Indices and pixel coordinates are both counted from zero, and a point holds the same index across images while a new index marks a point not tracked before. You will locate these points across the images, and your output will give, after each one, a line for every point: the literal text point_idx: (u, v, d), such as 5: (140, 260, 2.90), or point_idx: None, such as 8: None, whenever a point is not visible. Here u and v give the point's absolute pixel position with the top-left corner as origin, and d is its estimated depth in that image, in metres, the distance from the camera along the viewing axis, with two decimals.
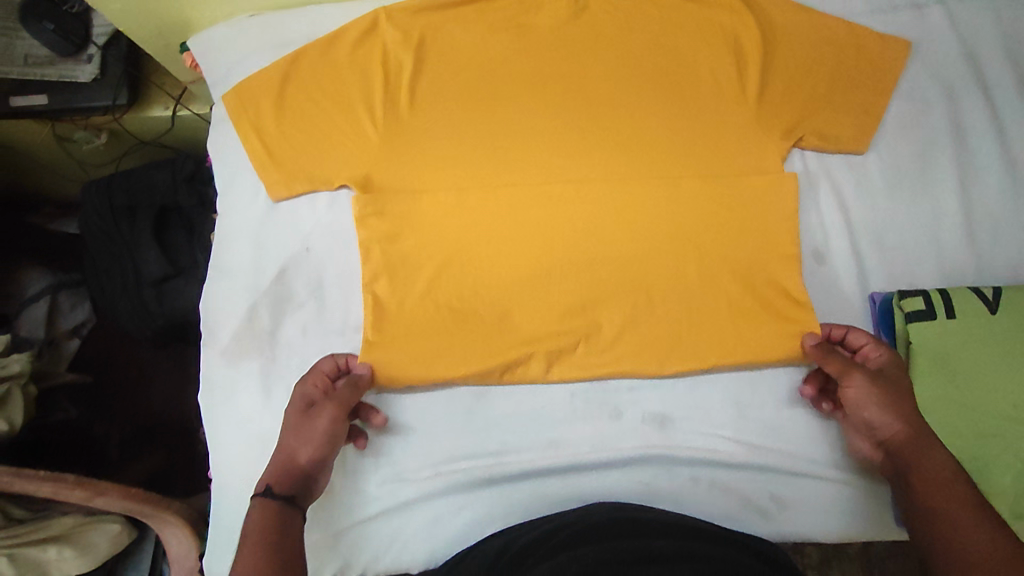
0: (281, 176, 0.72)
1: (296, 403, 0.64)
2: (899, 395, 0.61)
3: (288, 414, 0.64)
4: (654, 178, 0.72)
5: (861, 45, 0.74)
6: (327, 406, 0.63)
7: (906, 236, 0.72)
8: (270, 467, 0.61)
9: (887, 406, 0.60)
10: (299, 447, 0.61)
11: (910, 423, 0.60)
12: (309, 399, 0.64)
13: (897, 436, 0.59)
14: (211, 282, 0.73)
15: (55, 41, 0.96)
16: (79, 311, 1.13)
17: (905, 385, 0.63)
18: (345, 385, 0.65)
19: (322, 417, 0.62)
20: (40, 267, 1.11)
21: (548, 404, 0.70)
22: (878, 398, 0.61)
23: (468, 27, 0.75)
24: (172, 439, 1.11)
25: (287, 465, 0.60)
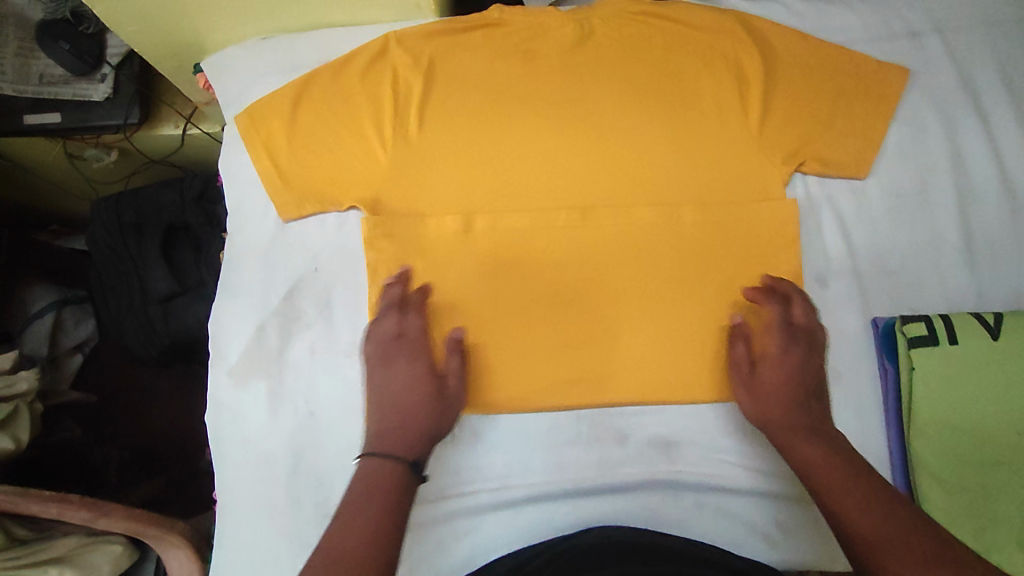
0: (291, 197, 0.73)
1: (415, 373, 0.66)
2: (772, 389, 0.65)
3: (411, 383, 0.65)
4: (658, 203, 0.73)
5: (861, 73, 0.75)
6: (452, 381, 0.66)
7: (906, 261, 0.72)
8: (406, 435, 0.63)
9: (752, 398, 0.66)
10: (438, 421, 0.65)
11: (779, 419, 0.64)
12: (430, 373, 0.66)
13: (770, 429, 0.64)
14: (222, 302, 0.73)
15: (69, 61, 0.98)
16: (83, 328, 1.13)
17: (783, 377, 0.65)
18: (451, 356, 0.67)
19: (451, 398, 0.66)
20: (47, 284, 1.11)
21: (553, 428, 0.69)
22: (749, 397, 0.66)
23: (476, 53, 0.77)
24: (174, 457, 1.13)
25: (426, 439, 0.63)
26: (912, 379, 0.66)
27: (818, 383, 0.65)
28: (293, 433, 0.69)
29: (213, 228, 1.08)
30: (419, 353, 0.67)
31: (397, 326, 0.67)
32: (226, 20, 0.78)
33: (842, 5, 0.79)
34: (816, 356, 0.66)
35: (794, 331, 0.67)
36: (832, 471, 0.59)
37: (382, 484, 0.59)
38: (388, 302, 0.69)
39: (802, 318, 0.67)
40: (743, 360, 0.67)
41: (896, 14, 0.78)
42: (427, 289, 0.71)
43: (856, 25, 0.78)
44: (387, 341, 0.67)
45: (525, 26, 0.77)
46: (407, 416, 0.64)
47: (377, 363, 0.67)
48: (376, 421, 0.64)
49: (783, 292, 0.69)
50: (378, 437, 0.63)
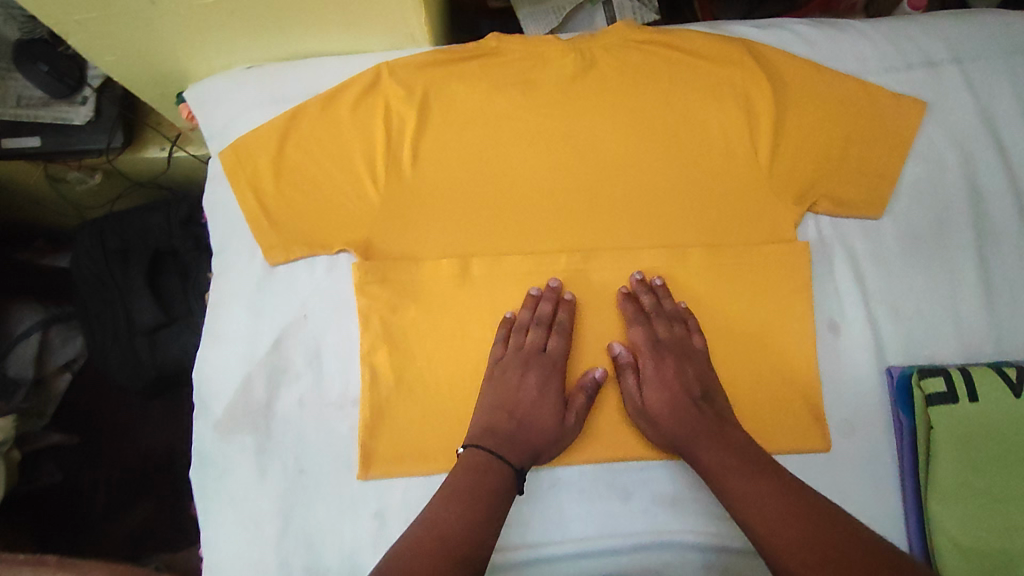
0: (279, 240, 0.70)
1: (547, 398, 0.66)
2: (666, 409, 0.65)
3: (540, 403, 0.66)
4: (663, 246, 0.70)
5: (878, 107, 0.71)
6: (573, 416, 0.66)
7: (921, 306, 0.69)
8: (517, 450, 0.64)
9: (649, 422, 0.66)
10: (546, 447, 0.65)
11: (677, 435, 0.64)
12: (558, 395, 0.67)
13: (674, 445, 0.65)
14: (206, 350, 0.71)
15: (49, 83, 0.93)
16: (70, 346, 1.07)
17: (667, 394, 0.65)
18: (580, 392, 0.67)
19: (566, 429, 0.66)
20: (33, 305, 1.07)
21: (555, 484, 0.67)
22: (647, 421, 0.66)
23: (472, 84, 0.72)
24: (164, 485, 1.06)
25: (530, 455, 0.65)
26: (932, 439, 0.63)
27: (704, 383, 0.66)
28: (282, 490, 0.68)
29: (201, 252, 1.05)
30: (554, 373, 0.67)
31: (542, 343, 0.67)
32: (207, 49, 0.74)
33: (855, 33, 0.75)
34: (691, 362, 0.67)
35: (659, 348, 0.67)
36: (736, 475, 0.60)
37: (489, 476, 0.61)
38: (536, 316, 0.68)
39: (665, 328, 0.68)
40: (632, 389, 0.67)
41: (913, 43, 0.74)
42: (573, 305, 0.69)
43: (871, 54, 0.74)
44: (533, 356, 0.67)
45: (524, 56, 0.73)
46: (522, 429, 0.65)
47: (510, 371, 0.67)
48: (489, 420, 0.65)
49: (642, 309, 0.69)
50: (488, 436, 0.64)
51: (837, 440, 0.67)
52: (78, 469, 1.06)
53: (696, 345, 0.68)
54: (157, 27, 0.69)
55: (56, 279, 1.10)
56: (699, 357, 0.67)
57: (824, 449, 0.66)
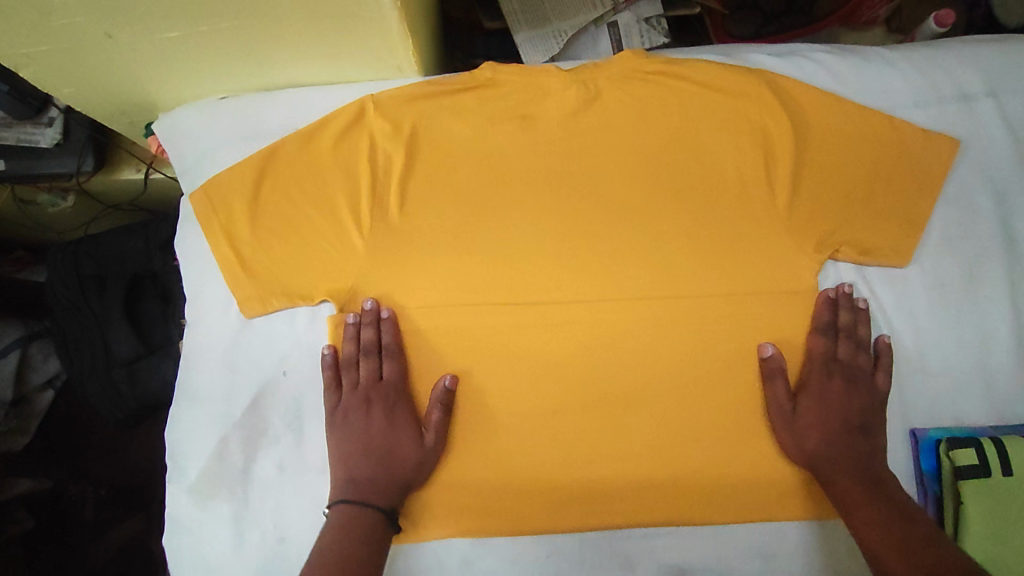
0: (255, 291, 0.64)
1: (394, 423, 0.62)
2: (822, 424, 0.61)
3: (394, 434, 0.62)
4: (671, 295, 0.64)
5: (909, 143, 0.65)
6: (430, 436, 0.62)
7: (951, 362, 0.64)
8: (377, 485, 0.60)
9: (800, 433, 0.61)
10: (411, 474, 0.61)
11: (830, 453, 0.61)
12: (409, 421, 0.62)
13: (815, 461, 0.61)
14: (179, 407, 0.66)
15: (11, 105, 0.84)
16: (52, 364, 1.01)
17: (834, 413, 0.62)
18: (435, 409, 0.62)
19: (427, 453, 0.62)
20: (15, 321, 1.00)
21: (551, 554, 0.63)
22: (789, 433, 0.62)
23: (466, 118, 0.66)
24: (148, 500, 1.06)
25: (399, 488, 0.61)
26: (963, 515, 0.60)
27: (869, 419, 0.62)
28: (260, 561, 0.63)
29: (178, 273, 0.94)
30: (397, 399, 0.63)
31: (375, 371, 0.63)
32: (177, 79, 0.68)
33: (883, 63, 0.70)
34: (862, 392, 0.62)
35: (835, 365, 0.63)
36: (874, 501, 0.57)
37: (359, 528, 0.58)
38: (360, 346, 0.63)
39: (849, 351, 0.63)
40: (785, 395, 0.62)
41: (944, 74, 0.69)
42: (394, 320, 0.63)
43: (898, 86, 0.69)
44: (370, 385, 0.63)
45: (521, 87, 0.67)
46: (386, 468, 0.61)
47: (351, 410, 0.63)
48: (347, 468, 0.61)
49: (835, 322, 0.63)
50: (347, 484, 0.60)
51: None
52: (65, 480, 1.05)
53: (876, 382, 0.63)
54: (122, 58, 0.63)
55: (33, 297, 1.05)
56: (875, 396, 0.63)
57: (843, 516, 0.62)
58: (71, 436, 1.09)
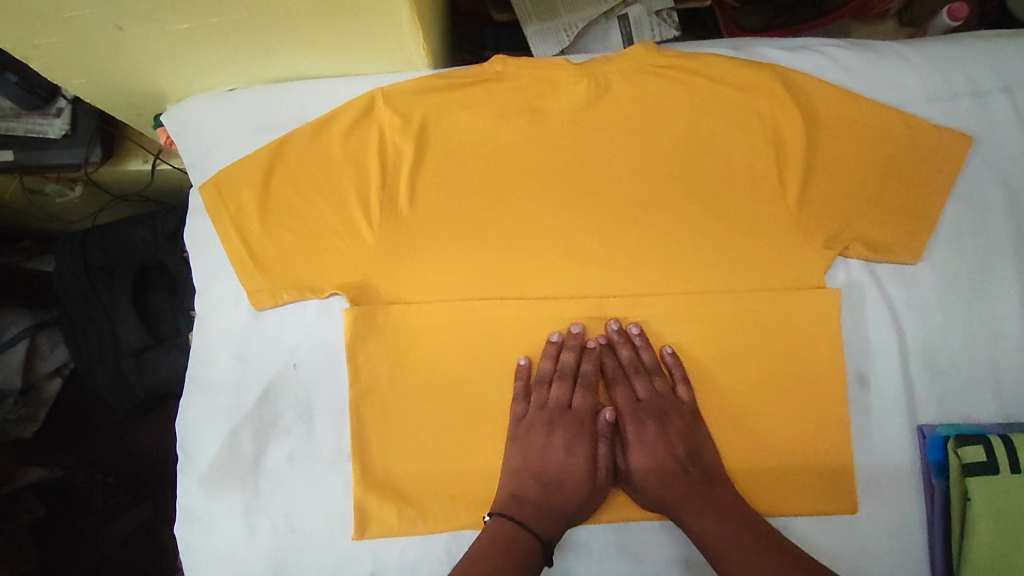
0: (266, 284, 0.64)
1: (575, 454, 0.63)
2: (654, 466, 0.62)
3: (569, 462, 0.63)
4: (681, 291, 0.65)
5: (922, 140, 0.64)
6: (602, 470, 0.63)
7: (960, 360, 0.65)
8: (546, 514, 0.60)
9: (635, 481, 0.62)
10: (575, 512, 0.61)
11: (667, 490, 0.61)
12: (588, 452, 0.63)
13: (657, 501, 0.61)
14: (191, 400, 0.66)
15: (20, 96, 0.85)
16: (60, 352, 1.02)
17: (661, 452, 0.62)
18: (601, 443, 0.64)
19: (598, 487, 0.63)
20: (20, 309, 1.00)
21: (559, 545, 0.64)
22: (631, 485, 0.63)
23: (476, 112, 0.66)
24: (157, 488, 1.07)
25: (561, 520, 0.61)
26: (969, 510, 0.60)
27: (692, 439, 0.62)
28: (272, 552, 0.64)
29: (185, 264, 0.93)
30: (581, 430, 0.64)
31: (565, 398, 0.64)
32: (184, 71, 0.68)
33: (895, 58, 0.69)
34: (674, 419, 0.63)
35: (639, 411, 0.64)
36: (724, 531, 0.57)
37: (517, 547, 0.57)
38: (557, 368, 0.64)
39: (645, 385, 0.64)
40: (615, 456, 0.64)
41: (958, 69, 0.68)
42: (594, 353, 0.65)
43: (910, 82, 0.68)
44: (559, 414, 0.64)
45: (531, 81, 0.66)
46: (550, 497, 0.61)
47: (535, 429, 0.63)
48: (514, 485, 0.61)
49: (620, 364, 0.65)
50: (514, 503, 0.60)
51: (865, 502, 0.63)
52: (76, 466, 1.07)
53: (680, 400, 0.64)
54: (129, 50, 0.63)
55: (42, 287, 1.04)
56: (683, 411, 0.63)
57: (851, 510, 0.63)
58: (79, 424, 1.09)
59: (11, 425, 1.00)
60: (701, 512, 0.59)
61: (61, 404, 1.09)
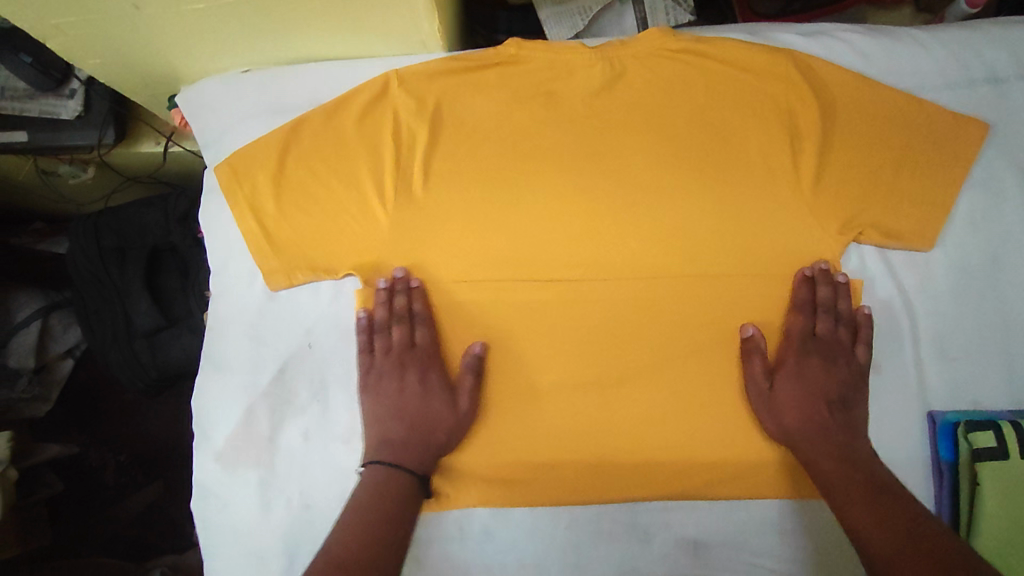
0: (281, 265, 0.65)
1: (424, 389, 0.63)
2: (805, 395, 0.62)
3: (427, 398, 0.63)
4: (691, 275, 0.65)
5: (937, 126, 0.64)
6: (462, 398, 0.63)
7: (971, 347, 0.65)
8: (411, 448, 0.62)
9: (782, 406, 0.62)
10: (445, 438, 0.63)
11: (811, 426, 0.61)
12: (441, 386, 0.63)
13: (794, 431, 0.61)
14: (206, 377, 0.67)
15: (33, 77, 0.85)
16: (72, 333, 1.04)
17: (817, 387, 0.63)
18: (466, 375, 0.63)
19: (461, 416, 0.63)
20: (33, 291, 1.01)
21: (571, 525, 0.65)
22: (773, 406, 0.62)
23: (489, 94, 0.66)
24: (169, 468, 1.08)
25: (432, 450, 0.62)
26: (978, 494, 0.61)
27: (849, 393, 0.63)
28: (288, 527, 0.65)
29: (199, 247, 0.94)
30: (429, 365, 0.64)
31: (407, 337, 0.64)
32: (201, 52, 0.68)
33: (913, 44, 0.68)
34: (841, 368, 0.63)
35: (812, 343, 0.63)
36: (852, 473, 0.58)
37: (392, 490, 0.59)
38: (393, 313, 0.64)
39: (830, 326, 0.63)
40: (761, 376, 0.62)
41: (975, 55, 0.68)
42: (424, 290, 0.64)
43: (926, 67, 0.68)
44: (402, 350, 0.64)
45: (546, 65, 0.67)
46: (422, 432, 0.63)
47: (384, 374, 0.64)
48: (381, 430, 0.63)
49: (815, 297, 0.63)
50: (382, 446, 0.62)
51: None
52: (90, 445, 1.08)
53: (852, 355, 0.64)
54: (147, 31, 0.63)
55: (52, 268, 1.02)
56: (851, 368, 0.63)
57: None
58: (90, 404, 1.10)
59: (24, 404, 1.01)
60: (841, 453, 0.60)
61: (72, 386, 1.10)
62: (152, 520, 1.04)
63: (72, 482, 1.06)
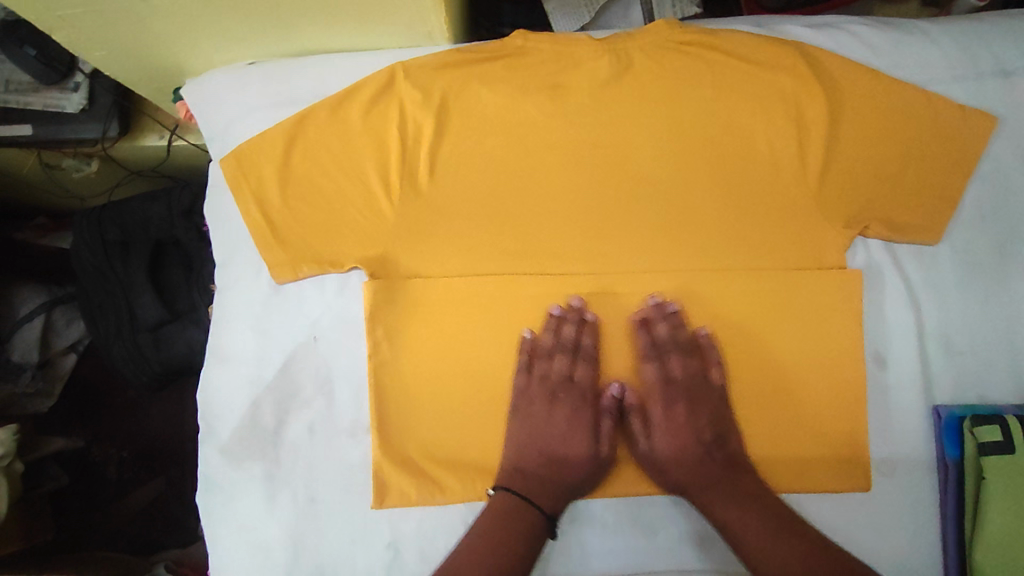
0: (287, 258, 0.65)
1: (576, 429, 0.65)
2: (684, 446, 0.63)
3: (570, 434, 0.65)
4: (698, 269, 0.65)
5: (945, 119, 0.64)
6: (604, 444, 0.64)
7: (977, 341, 0.65)
8: (551, 484, 0.63)
9: (663, 461, 0.63)
10: (583, 483, 0.64)
11: (698, 473, 0.62)
12: (590, 427, 0.65)
13: (687, 482, 0.62)
14: (211, 370, 0.67)
15: (37, 70, 0.85)
16: (75, 328, 1.03)
17: (691, 431, 0.64)
18: (605, 417, 0.65)
19: (599, 461, 0.64)
20: (34, 285, 1.01)
21: (576, 518, 0.65)
22: (658, 463, 0.64)
23: (496, 87, 0.66)
24: (172, 462, 1.07)
25: (564, 491, 0.63)
26: (984, 488, 0.61)
27: (720, 424, 0.63)
28: (292, 519, 0.65)
29: (205, 242, 0.95)
30: (584, 403, 0.66)
31: (568, 370, 0.65)
32: (206, 44, 0.68)
33: (921, 37, 0.68)
34: (705, 405, 0.64)
35: (672, 389, 0.65)
36: (745, 513, 0.59)
37: (521, 524, 0.60)
38: (558, 342, 0.64)
39: (680, 367, 0.64)
40: (639, 435, 0.65)
41: (984, 49, 0.68)
42: (596, 325, 0.65)
43: (935, 61, 0.68)
44: (559, 386, 0.65)
45: (553, 58, 0.66)
46: (555, 468, 0.64)
47: (537, 403, 0.65)
48: (518, 457, 0.64)
49: (654, 341, 0.64)
50: (519, 474, 0.63)
51: (880, 480, 0.64)
52: (94, 440, 1.08)
53: (713, 380, 0.64)
54: (151, 22, 0.63)
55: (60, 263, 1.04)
56: (716, 395, 0.64)
57: (865, 489, 0.63)
58: (92, 399, 1.10)
59: (26, 399, 1.01)
60: (733, 497, 0.60)
61: (76, 380, 1.10)
62: (155, 515, 1.05)
63: (76, 476, 1.06)
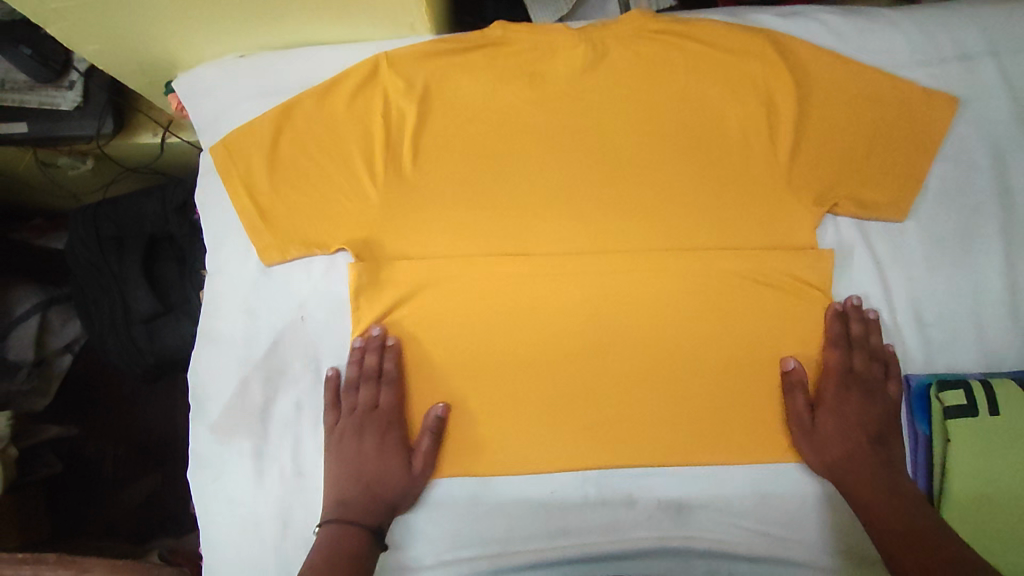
0: (274, 241, 0.67)
1: (387, 449, 0.65)
2: (843, 433, 0.63)
3: (385, 458, 0.64)
4: (672, 247, 0.67)
5: (909, 101, 0.67)
6: (418, 464, 0.64)
7: (945, 314, 0.67)
8: (373, 504, 0.63)
9: (827, 445, 0.63)
10: (401, 500, 0.64)
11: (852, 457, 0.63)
12: (399, 448, 0.65)
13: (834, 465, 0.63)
14: (201, 351, 0.69)
15: (33, 68, 0.87)
16: (71, 328, 1.05)
17: (865, 420, 0.64)
18: (425, 436, 0.64)
19: (414, 478, 0.64)
20: (29, 284, 1.02)
21: (556, 489, 0.66)
22: (816, 444, 0.63)
23: (477, 74, 0.68)
24: (164, 457, 1.09)
25: (390, 506, 0.64)
26: (949, 450, 0.63)
27: (885, 428, 0.64)
28: (281, 493, 0.67)
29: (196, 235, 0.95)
30: (392, 424, 0.65)
31: (372, 398, 0.65)
32: (197, 37, 0.71)
33: (886, 23, 0.71)
34: (878, 403, 0.64)
35: (851, 377, 0.65)
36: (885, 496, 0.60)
37: (348, 544, 0.60)
38: (363, 372, 0.66)
39: (864, 362, 0.65)
40: (801, 411, 0.64)
41: (946, 34, 0.70)
42: (398, 349, 0.66)
43: (899, 46, 0.70)
44: (366, 414, 0.65)
45: (530, 46, 0.69)
46: (375, 489, 0.64)
47: (347, 433, 0.66)
48: (337, 487, 0.64)
49: (847, 334, 0.65)
50: (341, 502, 0.63)
51: None
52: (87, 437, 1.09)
53: (889, 392, 0.65)
54: (144, 14, 0.66)
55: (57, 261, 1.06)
56: (889, 405, 0.64)
57: None
58: (86, 397, 1.11)
59: (21, 397, 1.02)
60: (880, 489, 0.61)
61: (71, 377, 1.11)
62: (149, 510, 1.05)
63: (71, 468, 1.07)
